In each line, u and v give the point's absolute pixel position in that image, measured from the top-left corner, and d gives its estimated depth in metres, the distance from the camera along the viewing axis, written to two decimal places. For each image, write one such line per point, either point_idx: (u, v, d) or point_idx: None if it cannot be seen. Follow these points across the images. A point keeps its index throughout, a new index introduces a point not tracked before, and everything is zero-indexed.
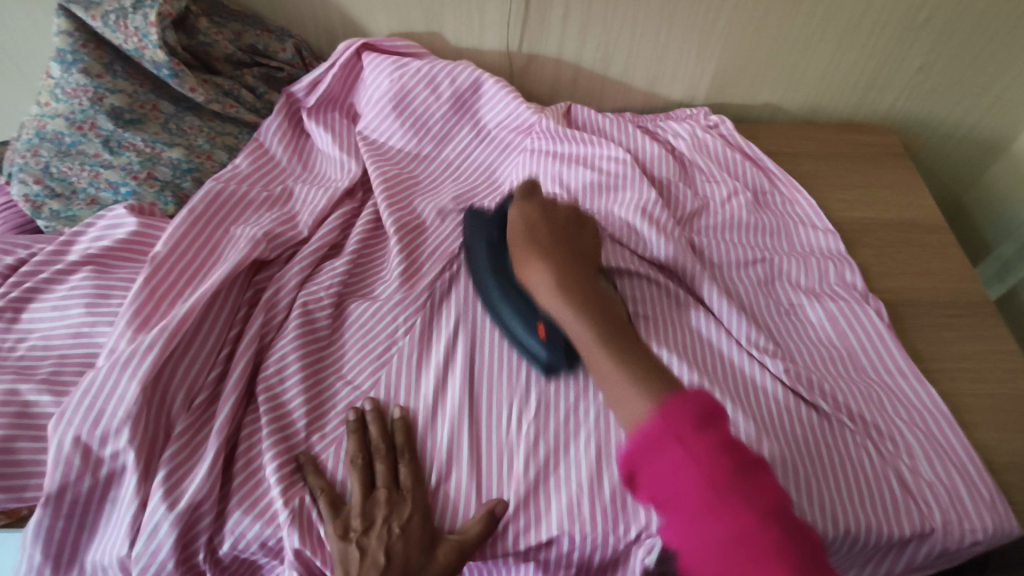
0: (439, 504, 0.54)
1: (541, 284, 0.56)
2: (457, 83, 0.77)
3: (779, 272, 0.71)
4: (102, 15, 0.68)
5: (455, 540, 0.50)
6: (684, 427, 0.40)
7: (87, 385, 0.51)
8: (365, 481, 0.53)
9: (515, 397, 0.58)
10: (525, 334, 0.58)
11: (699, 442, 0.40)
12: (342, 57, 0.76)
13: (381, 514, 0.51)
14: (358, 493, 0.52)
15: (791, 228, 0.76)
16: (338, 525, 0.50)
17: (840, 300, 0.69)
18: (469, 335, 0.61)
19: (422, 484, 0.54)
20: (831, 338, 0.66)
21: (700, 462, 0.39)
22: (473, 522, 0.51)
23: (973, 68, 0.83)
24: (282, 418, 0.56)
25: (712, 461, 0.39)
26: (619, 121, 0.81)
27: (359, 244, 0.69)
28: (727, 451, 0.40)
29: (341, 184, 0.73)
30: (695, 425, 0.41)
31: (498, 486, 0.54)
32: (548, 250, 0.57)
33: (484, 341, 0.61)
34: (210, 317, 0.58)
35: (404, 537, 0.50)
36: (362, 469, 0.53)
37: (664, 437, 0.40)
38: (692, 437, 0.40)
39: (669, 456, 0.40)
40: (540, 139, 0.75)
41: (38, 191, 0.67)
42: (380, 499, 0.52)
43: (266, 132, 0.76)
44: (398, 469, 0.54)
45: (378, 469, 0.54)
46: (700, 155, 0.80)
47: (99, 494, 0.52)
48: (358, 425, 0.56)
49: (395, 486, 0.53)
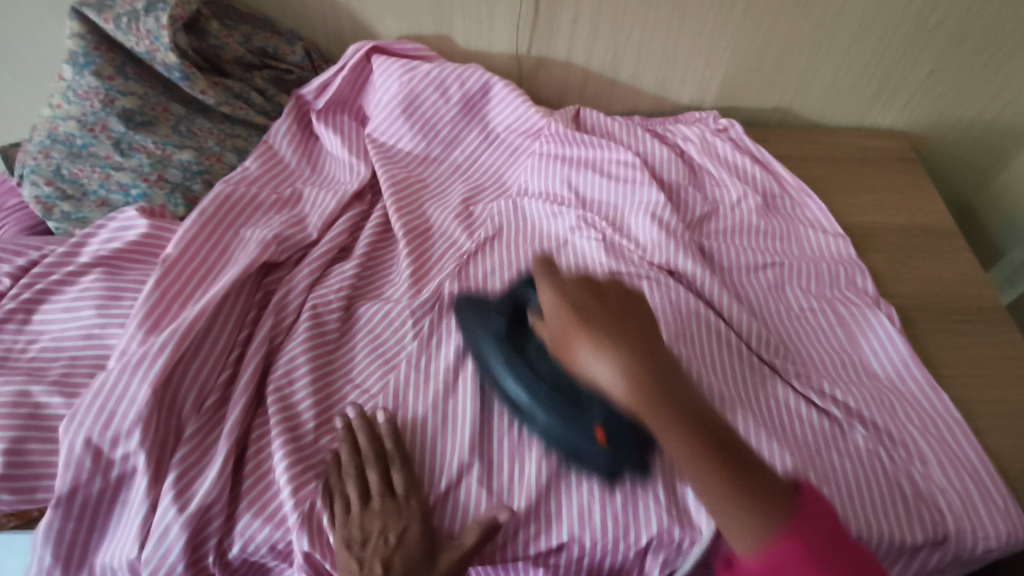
0: (444, 510, 0.53)
1: (611, 383, 0.41)
2: (466, 86, 0.77)
3: (790, 277, 0.71)
4: (114, 18, 0.68)
5: (455, 547, 0.50)
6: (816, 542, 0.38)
7: (99, 386, 0.52)
8: (361, 492, 0.52)
9: None
10: (581, 442, 0.50)
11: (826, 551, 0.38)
12: (352, 60, 0.76)
13: (378, 524, 0.50)
14: (356, 503, 0.52)
15: (801, 233, 0.75)
16: (343, 532, 0.50)
17: (852, 305, 0.68)
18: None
19: (418, 490, 0.53)
20: (842, 343, 0.66)
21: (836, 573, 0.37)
22: (472, 528, 0.50)
23: (984, 73, 0.83)
24: (293, 418, 0.56)
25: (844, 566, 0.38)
26: (629, 125, 0.81)
27: (369, 246, 0.69)
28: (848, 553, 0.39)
29: (350, 187, 0.73)
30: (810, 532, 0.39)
31: (508, 493, 0.54)
32: (606, 333, 0.42)
33: None
34: (221, 318, 0.58)
35: (402, 548, 0.49)
36: (356, 479, 0.53)
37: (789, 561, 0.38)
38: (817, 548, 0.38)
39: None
40: (550, 143, 0.75)
41: (49, 192, 0.67)
42: (376, 510, 0.51)
43: (276, 134, 0.75)
44: (391, 475, 0.53)
45: (371, 476, 0.53)
46: (710, 159, 0.80)
47: (110, 497, 0.52)
48: (345, 433, 0.55)
49: (390, 495, 0.52)
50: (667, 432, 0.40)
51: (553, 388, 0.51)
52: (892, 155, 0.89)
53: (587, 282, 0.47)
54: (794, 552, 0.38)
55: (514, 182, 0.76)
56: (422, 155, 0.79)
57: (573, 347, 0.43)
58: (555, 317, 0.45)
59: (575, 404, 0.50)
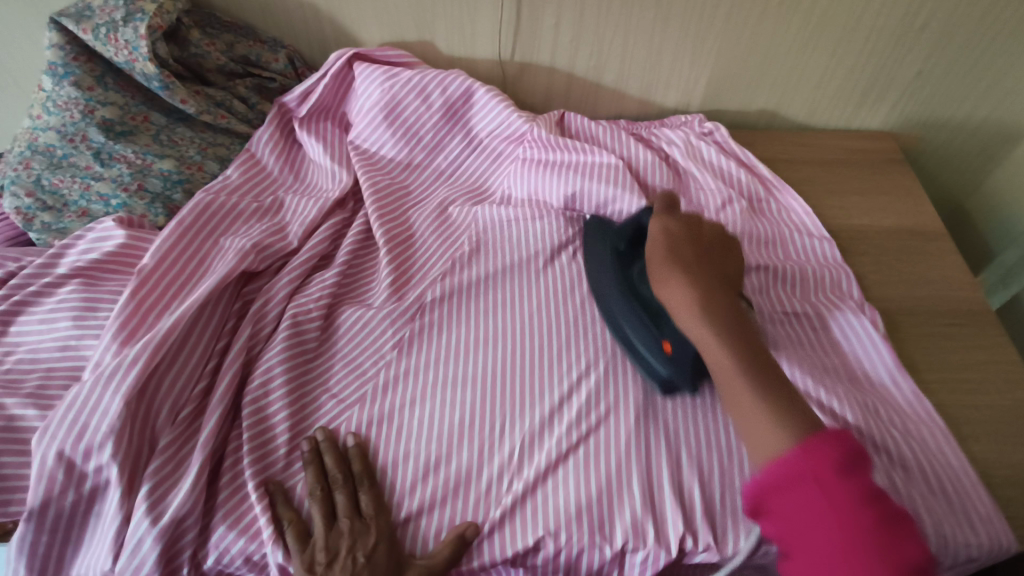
0: (408, 536, 0.53)
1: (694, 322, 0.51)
2: (448, 92, 0.77)
3: (773, 278, 0.70)
4: (93, 28, 0.68)
5: (422, 564, 0.50)
6: (827, 472, 0.39)
7: (73, 399, 0.51)
8: (326, 512, 0.52)
9: (506, 415, 0.57)
10: (647, 347, 0.56)
11: (842, 488, 0.38)
12: (335, 66, 0.76)
13: (344, 544, 0.50)
14: (321, 524, 0.51)
15: (787, 236, 0.75)
16: (304, 558, 0.49)
17: (839, 311, 0.67)
18: (453, 348, 0.61)
19: (384, 510, 0.53)
20: (827, 348, 0.65)
21: (838, 506, 0.37)
22: (442, 546, 0.51)
23: (973, 72, 0.82)
24: (264, 433, 0.56)
25: (854, 511, 0.37)
26: (613, 129, 0.80)
27: (349, 255, 0.69)
28: (874, 504, 0.38)
29: (331, 195, 0.73)
30: (839, 471, 0.39)
31: (472, 509, 0.53)
32: (691, 270, 0.54)
33: (467, 357, 0.60)
34: (197, 329, 0.58)
35: (369, 567, 0.49)
36: (322, 500, 0.53)
37: (802, 479, 0.39)
38: (833, 481, 0.38)
39: (805, 495, 0.39)
40: (534, 148, 0.75)
41: (30, 203, 0.67)
42: (343, 530, 0.51)
43: (259, 142, 0.76)
44: (359, 496, 0.53)
45: (338, 498, 0.53)
46: (695, 163, 0.79)
47: (84, 510, 0.52)
48: (313, 455, 0.54)
49: (357, 515, 0.52)
50: (714, 341, 0.50)
51: (643, 305, 0.58)
52: (881, 157, 0.88)
53: (689, 226, 0.59)
54: (804, 469, 0.39)
55: (499, 188, 0.76)
56: (405, 159, 0.79)
57: (656, 269, 0.55)
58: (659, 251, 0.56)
59: (662, 320, 0.57)
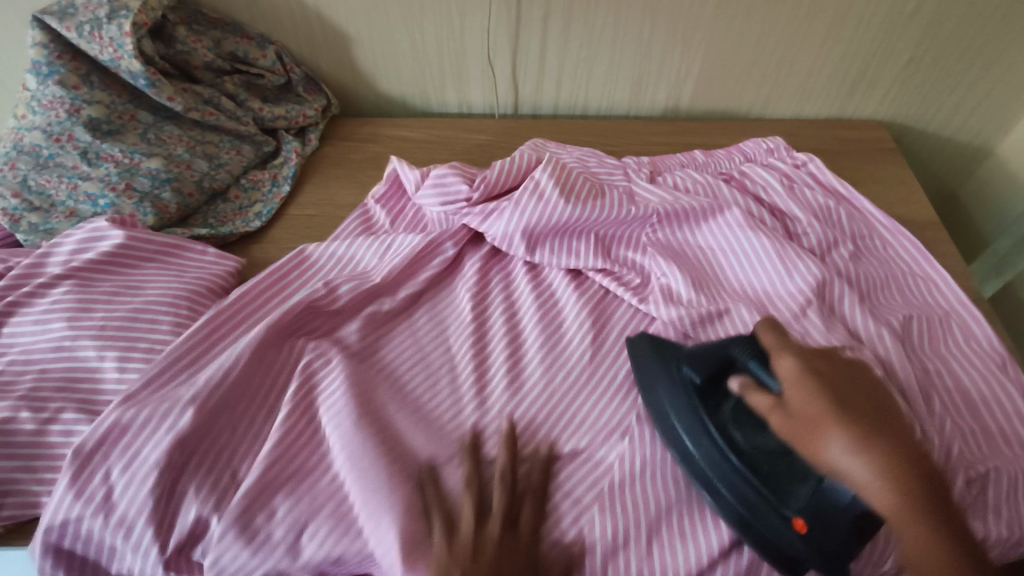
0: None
1: (882, 498, 0.38)
2: (535, 191, 0.64)
3: (924, 333, 0.60)
4: (76, 26, 0.67)
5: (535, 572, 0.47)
6: None
7: (128, 423, 0.50)
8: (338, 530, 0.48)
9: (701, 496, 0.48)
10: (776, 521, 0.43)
11: None
12: (428, 183, 0.68)
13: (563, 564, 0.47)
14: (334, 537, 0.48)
15: (900, 280, 0.65)
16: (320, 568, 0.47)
17: (981, 371, 0.57)
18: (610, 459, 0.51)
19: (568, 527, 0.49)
20: (976, 399, 0.55)
21: None
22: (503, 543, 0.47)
23: (962, 63, 0.83)
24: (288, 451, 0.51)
25: None
26: (717, 181, 0.70)
27: (473, 293, 0.64)
28: None
29: (412, 241, 0.65)
30: None
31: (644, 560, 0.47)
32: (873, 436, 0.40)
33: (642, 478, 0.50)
34: (257, 372, 0.55)
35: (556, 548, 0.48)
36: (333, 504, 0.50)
37: None
38: None
39: None
40: (665, 219, 0.66)
41: (16, 204, 0.66)
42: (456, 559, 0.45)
43: (345, 231, 0.70)
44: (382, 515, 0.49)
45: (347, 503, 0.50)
46: (799, 205, 0.69)
47: (105, 540, 0.48)
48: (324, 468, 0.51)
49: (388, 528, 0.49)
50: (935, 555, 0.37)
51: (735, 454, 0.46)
52: (874, 146, 0.88)
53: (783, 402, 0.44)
54: None
55: (636, 266, 0.66)
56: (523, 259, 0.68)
57: (831, 449, 0.41)
58: (796, 408, 0.43)
59: (783, 482, 0.44)
